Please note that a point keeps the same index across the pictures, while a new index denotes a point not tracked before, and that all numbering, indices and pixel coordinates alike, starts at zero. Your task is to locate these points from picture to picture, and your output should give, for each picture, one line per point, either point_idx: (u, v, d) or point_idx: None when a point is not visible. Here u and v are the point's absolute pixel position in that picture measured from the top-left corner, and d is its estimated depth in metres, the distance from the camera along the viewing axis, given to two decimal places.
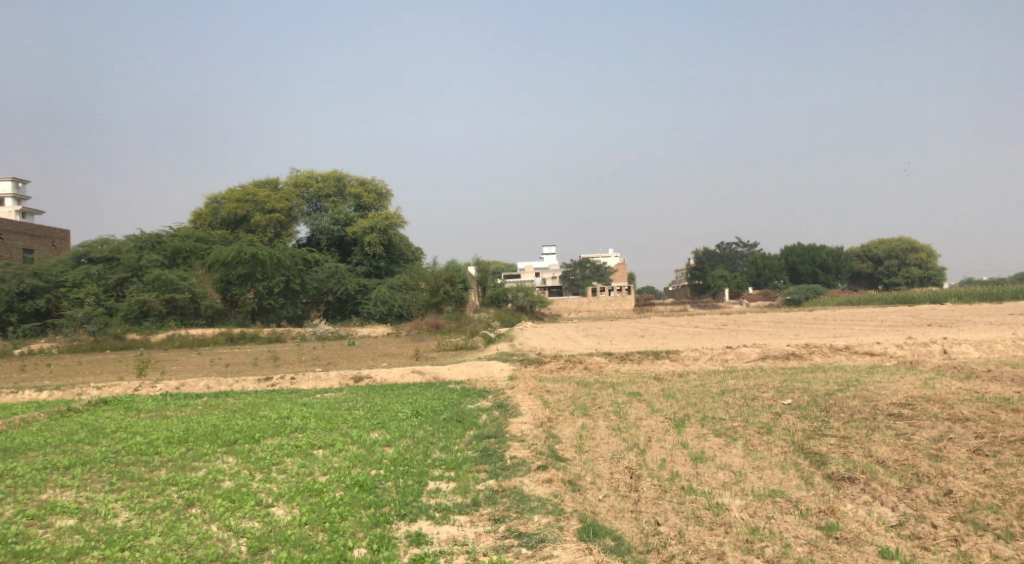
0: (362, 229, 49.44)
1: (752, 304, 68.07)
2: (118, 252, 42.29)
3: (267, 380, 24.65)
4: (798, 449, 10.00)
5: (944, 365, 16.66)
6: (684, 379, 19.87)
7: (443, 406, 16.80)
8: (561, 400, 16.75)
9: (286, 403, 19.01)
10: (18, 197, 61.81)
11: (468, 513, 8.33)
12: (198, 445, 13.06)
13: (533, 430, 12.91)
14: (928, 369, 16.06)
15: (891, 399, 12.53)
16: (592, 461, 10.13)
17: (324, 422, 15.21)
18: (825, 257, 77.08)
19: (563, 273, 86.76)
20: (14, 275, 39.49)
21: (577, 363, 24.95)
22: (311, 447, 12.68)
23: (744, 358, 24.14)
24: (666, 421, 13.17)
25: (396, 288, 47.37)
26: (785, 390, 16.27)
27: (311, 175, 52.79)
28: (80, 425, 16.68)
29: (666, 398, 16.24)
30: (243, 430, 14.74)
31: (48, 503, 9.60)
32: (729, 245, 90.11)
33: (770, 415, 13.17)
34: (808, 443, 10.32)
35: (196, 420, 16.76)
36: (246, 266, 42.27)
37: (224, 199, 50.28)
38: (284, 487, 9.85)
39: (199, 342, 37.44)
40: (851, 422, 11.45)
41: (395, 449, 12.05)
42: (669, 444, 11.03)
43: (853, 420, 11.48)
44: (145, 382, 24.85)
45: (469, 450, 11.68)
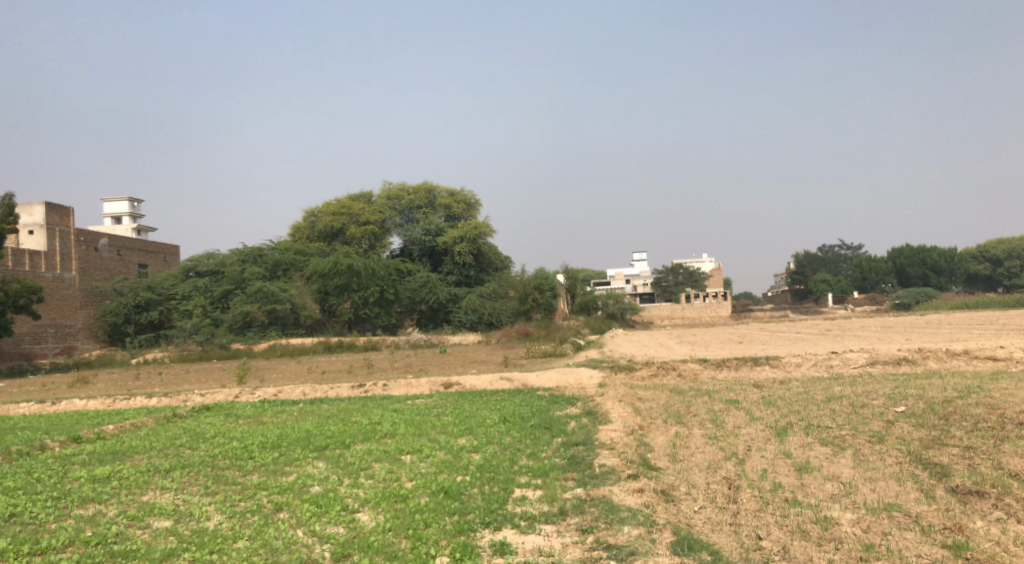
0: (452, 239, 49.91)
1: (857, 309, 64.91)
2: (223, 266, 44.24)
3: (361, 387, 25.01)
4: (917, 460, 9.20)
5: None
6: (786, 386, 18.91)
7: (531, 413, 16.52)
8: (654, 407, 16.19)
9: (377, 409, 19.15)
10: (133, 215, 65.47)
11: (555, 522, 7.97)
12: (290, 450, 13.21)
13: (624, 438, 12.44)
14: None
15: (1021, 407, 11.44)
16: (686, 471, 9.60)
17: (412, 428, 15.18)
18: (937, 259, 73.01)
19: (656, 280, 85.22)
20: (129, 288, 41.70)
21: (671, 369, 24.22)
22: (399, 452, 12.62)
23: (850, 363, 22.85)
24: (766, 429, 12.45)
25: (486, 297, 47.53)
26: (897, 397, 15.19)
27: (403, 187, 53.73)
28: (183, 430, 17.25)
29: (766, 406, 15.44)
30: (334, 435, 14.88)
31: (147, 505, 9.76)
32: (830, 248, 86.47)
33: (883, 423, 12.26)
34: (926, 453, 9.49)
35: (290, 425, 17.06)
36: (341, 277, 43.34)
37: (320, 213, 51.86)
38: (370, 492, 9.75)
39: (298, 350, 38.53)
40: (975, 431, 10.51)
41: (482, 455, 11.84)
42: (769, 453, 10.38)
43: (977, 430, 10.53)
44: (245, 389, 25.65)
45: (557, 457, 11.33)
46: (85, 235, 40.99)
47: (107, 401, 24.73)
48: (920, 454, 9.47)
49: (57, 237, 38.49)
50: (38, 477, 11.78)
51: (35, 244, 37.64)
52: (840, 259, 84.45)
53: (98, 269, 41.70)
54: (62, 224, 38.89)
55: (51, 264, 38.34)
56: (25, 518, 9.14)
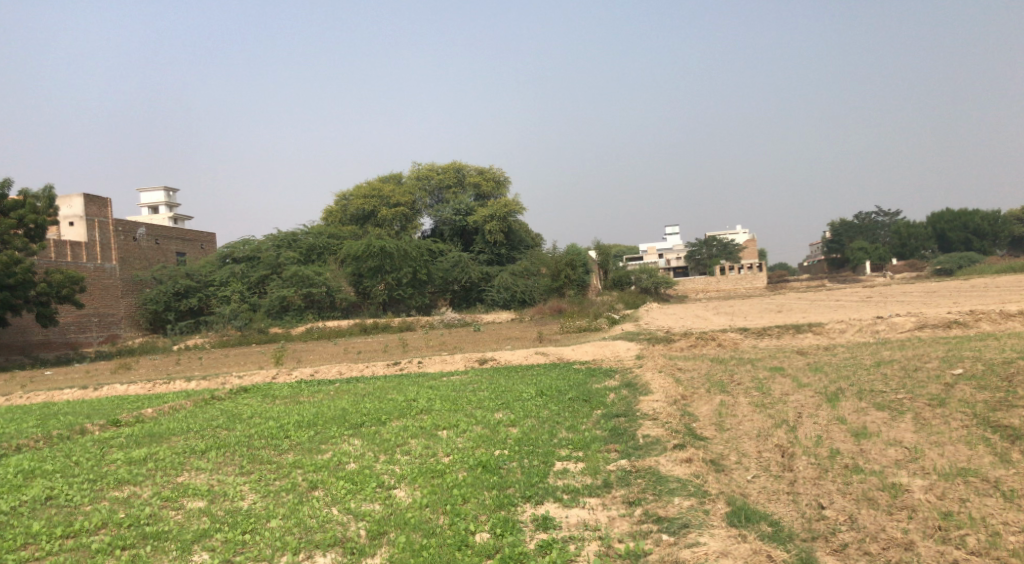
0: (482, 217, 49.52)
1: (898, 276, 63.28)
2: (258, 251, 44.45)
3: (396, 365, 24.85)
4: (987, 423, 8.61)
5: None
6: (832, 352, 18.26)
7: (569, 386, 16.11)
8: (695, 377, 15.69)
9: (413, 386, 18.93)
10: (168, 204, 66.00)
11: (600, 495, 7.59)
12: (325, 429, 12.99)
13: (666, 408, 12.00)
14: None
15: None
16: (735, 440, 9.13)
17: (448, 404, 14.89)
18: (980, 222, 70.75)
19: (689, 253, 84.05)
20: (168, 276, 42.07)
21: (710, 340, 23.62)
22: (434, 428, 12.34)
23: (898, 328, 22.08)
24: (817, 395, 11.91)
25: (518, 275, 47.29)
26: (952, 360, 14.52)
27: (432, 167, 53.45)
28: (220, 411, 17.17)
29: (814, 372, 14.87)
30: (369, 413, 14.65)
31: (181, 486, 9.57)
32: (867, 215, 84.20)
33: (941, 386, 11.64)
34: (994, 416, 8.92)
35: (326, 404, 16.91)
36: (375, 259, 43.27)
37: (351, 196, 51.86)
38: (406, 468, 9.46)
39: (335, 332, 38.59)
40: None
41: (520, 429, 11.50)
42: (823, 419, 9.86)
43: None
44: (281, 371, 25.64)
45: (597, 429, 10.94)
46: (122, 225, 41.26)
47: (146, 385, 24.88)
48: (989, 416, 8.89)
49: (97, 227, 38.81)
50: (76, 460, 11.68)
51: (76, 234, 38.05)
52: (877, 226, 82.11)
53: (137, 258, 42.00)
54: (100, 215, 39.20)
55: (92, 255, 38.53)
56: (60, 500, 8.99)
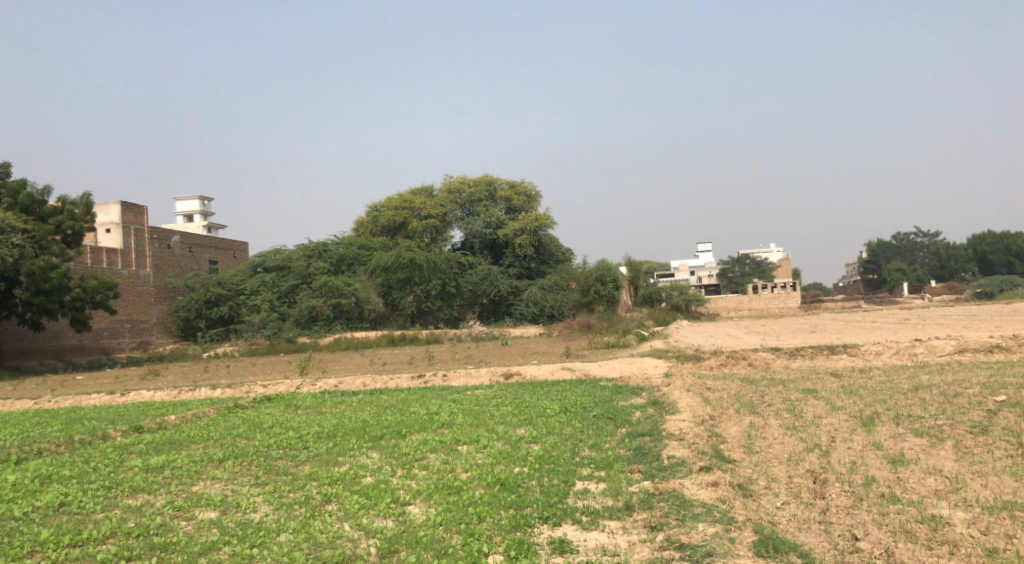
0: (513, 231, 49.37)
1: (936, 298, 61.82)
2: (289, 261, 44.75)
3: (421, 377, 24.68)
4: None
5: None
6: (867, 375, 17.71)
7: (594, 403, 15.78)
8: (724, 397, 15.27)
9: (436, 399, 18.71)
10: (204, 213, 66.89)
11: (620, 518, 7.27)
12: (345, 441, 12.81)
13: (693, 428, 11.64)
14: None
15: None
16: (764, 464, 8.76)
17: (470, 418, 14.65)
18: (1023, 245, 68.38)
19: (721, 271, 83.08)
20: (201, 284, 42.46)
21: (741, 359, 23.12)
22: (455, 442, 12.09)
23: (937, 351, 21.40)
24: (851, 419, 11.46)
25: (547, 289, 46.97)
26: (994, 386, 13.95)
27: (463, 180, 53.44)
28: (242, 420, 17.10)
29: (848, 395, 14.39)
30: (390, 426, 14.46)
31: (195, 495, 9.43)
32: (904, 235, 82.51)
33: (983, 413, 11.14)
34: None
35: (348, 415, 16.77)
36: (404, 270, 43.27)
37: (383, 208, 52.04)
38: (423, 484, 9.22)
39: (363, 343, 38.59)
40: None
41: (542, 446, 11.21)
42: (858, 445, 9.44)
43: None
44: (307, 381, 25.62)
45: (621, 448, 10.60)
46: (157, 233, 41.81)
47: (173, 392, 24.98)
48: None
49: (133, 235, 39.34)
50: (95, 466, 11.62)
51: (112, 241, 38.61)
52: (915, 247, 80.05)
53: (170, 266, 42.48)
54: (136, 223, 39.76)
55: (127, 261, 39.04)
56: (73, 507, 8.89)
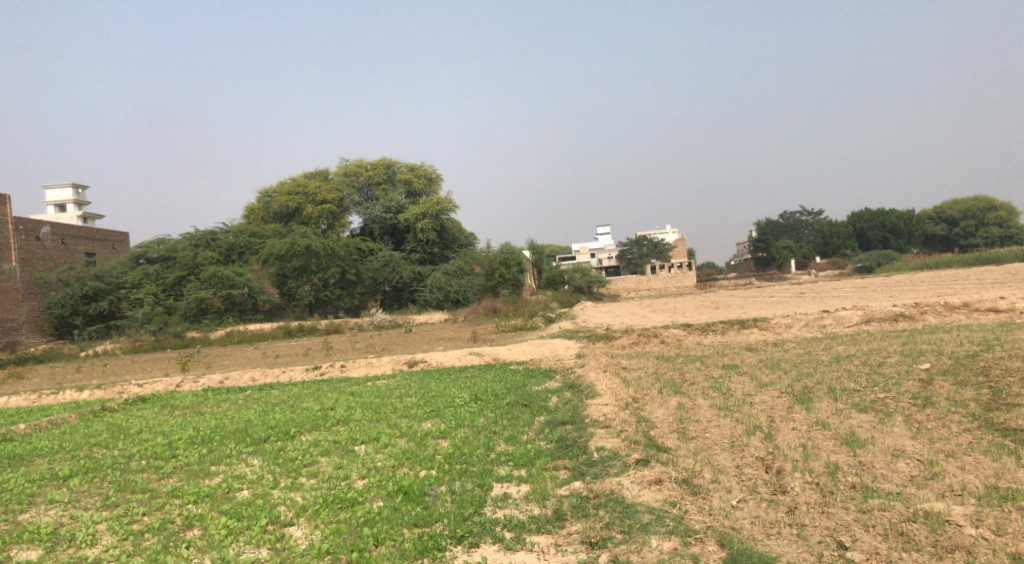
0: (414, 215, 47.51)
1: (821, 274, 63.67)
2: (175, 251, 41.36)
3: (317, 369, 22.84)
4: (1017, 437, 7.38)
5: None
6: (783, 348, 17.19)
7: (506, 389, 14.57)
8: (643, 377, 14.29)
9: (333, 393, 17.03)
10: (78, 203, 61.64)
11: (551, 532, 6.19)
12: (223, 446, 11.05)
13: (617, 413, 10.53)
14: None
15: None
16: (707, 452, 7.71)
17: (370, 413, 13.15)
18: (896, 221, 71.96)
19: (621, 252, 83.49)
20: (75, 278, 38.61)
21: (653, 337, 22.36)
22: (351, 442, 10.58)
23: (845, 322, 21.22)
24: (784, 396, 10.60)
25: (451, 274, 45.45)
26: (914, 353, 13.50)
27: (360, 163, 51.08)
28: (107, 426, 14.91)
29: (771, 370, 13.66)
30: (277, 425, 12.76)
31: (19, 527, 7.59)
32: (791, 214, 84.84)
33: (918, 383, 10.49)
34: (997, 419, 7.78)
35: (232, 415, 14.91)
36: (299, 258, 40.80)
37: (275, 193, 49.09)
38: (311, 496, 7.70)
39: (257, 336, 36.07)
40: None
41: (451, 442, 9.84)
42: (802, 424, 8.53)
43: None
44: (188, 378, 23.22)
45: (541, 441, 9.33)
46: (23, 223, 37.80)
47: (32, 397, 22.16)
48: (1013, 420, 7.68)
49: None
50: None
51: None
52: (801, 226, 82.89)
53: (40, 259, 38.51)
54: None
55: None
56: None
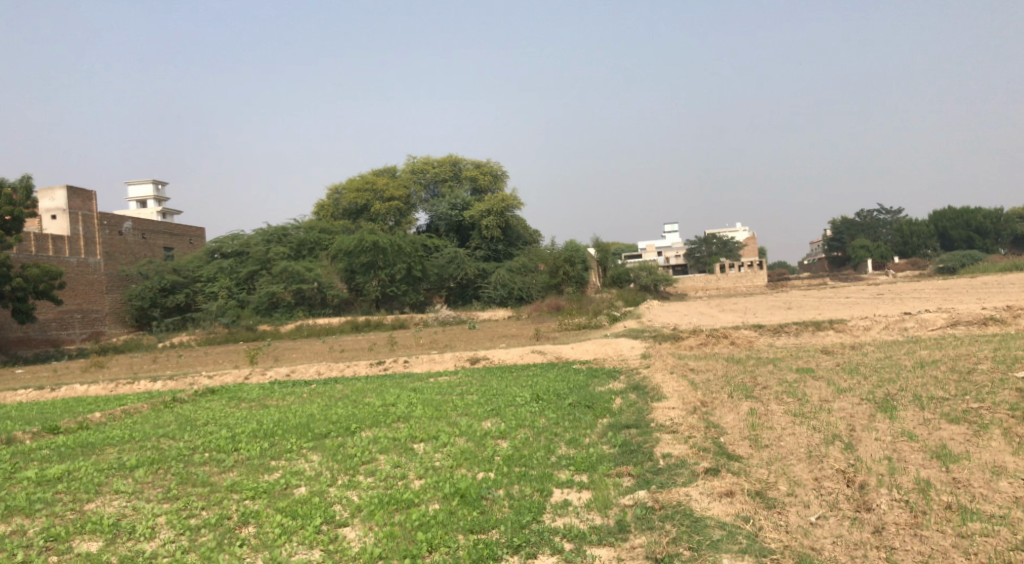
0: (479, 212, 47.55)
1: (900, 274, 61.20)
2: (247, 246, 42.48)
3: (380, 364, 22.92)
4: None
5: None
6: (861, 351, 16.37)
7: (569, 389, 14.24)
8: (711, 379, 13.74)
9: (395, 389, 17.00)
10: (158, 199, 63.84)
11: (613, 545, 5.88)
12: (284, 440, 11.04)
13: (685, 417, 10.08)
14: None
15: None
16: (781, 463, 7.23)
17: (431, 410, 13.01)
18: (982, 220, 68.65)
19: (688, 251, 81.97)
20: (155, 272, 39.90)
21: (722, 338, 21.67)
22: (410, 440, 10.43)
23: (928, 325, 20.14)
24: (865, 403, 9.97)
25: (515, 271, 45.29)
26: (1007, 360, 12.59)
27: (427, 161, 51.41)
28: (176, 416, 15.18)
29: (849, 374, 12.95)
30: (339, 421, 12.73)
31: (82, 517, 7.64)
32: (867, 213, 81.84)
33: (1015, 393, 9.72)
34: None
35: (295, 409, 14.99)
36: (367, 254, 41.26)
37: (345, 190, 49.83)
38: (367, 496, 7.54)
39: (325, 330, 36.57)
40: None
41: (511, 443, 9.57)
42: (885, 435, 7.95)
43: None
44: (256, 371, 23.62)
45: (604, 445, 8.96)
46: (108, 219, 39.21)
47: (109, 386, 22.86)
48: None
49: (81, 221, 36.82)
50: None
51: (58, 228, 36.06)
52: (878, 225, 79.74)
53: (122, 253, 39.91)
54: (84, 208, 37.21)
55: (75, 249, 36.53)
56: None
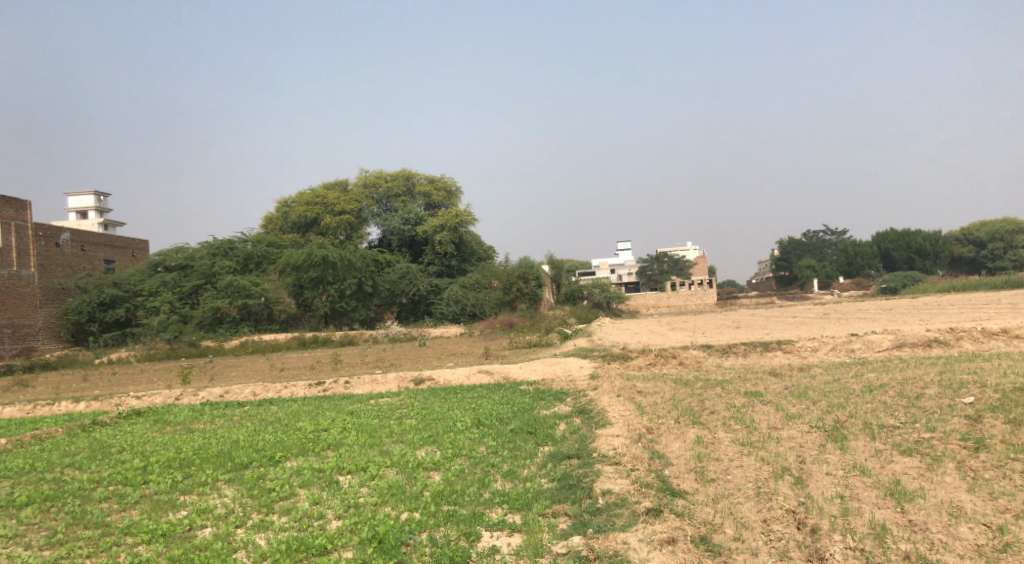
0: (432, 228, 46.79)
1: (844, 294, 62.12)
2: (192, 260, 40.54)
3: (320, 385, 21.98)
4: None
5: None
6: (810, 374, 16.13)
7: (512, 413, 13.64)
8: (659, 403, 13.24)
9: (332, 412, 16.19)
10: (98, 210, 61.48)
11: None
12: (202, 471, 10.17)
13: (628, 447, 9.53)
14: None
15: None
16: (728, 501, 6.75)
17: (365, 437, 12.26)
18: (922, 242, 70.23)
19: (640, 269, 82.24)
20: (93, 285, 38.15)
21: (671, 358, 21.33)
22: (336, 472, 9.68)
23: (875, 347, 20.09)
24: (814, 432, 9.55)
25: (469, 287, 44.58)
26: (955, 383, 12.37)
27: (380, 175, 50.49)
28: (91, 442, 14.10)
29: (798, 399, 12.58)
30: (264, 448, 11.89)
31: None
32: (814, 233, 83.11)
33: (964, 420, 9.40)
34: None
35: (221, 434, 14.06)
36: (316, 269, 40.14)
37: (294, 203, 48.58)
38: (278, 539, 6.86)
39: (271, 346, 35.39)
40: None
41: (443, 476, 8.90)
42: (837, 469, 7.50)
43: None
44: (187, 391, 22.42)
45: (543, 478, 8.35)
46: (43, 229, 37.41)
47: (28, 408, 21.42)
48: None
49: (14, 233, 34.96)
50: None
51: None
52: (824, 245, 81.05)
53: (58, 265, 38.09)
54: (18, 218, 35.31)
55: (7, 261, 34.60)
56: None
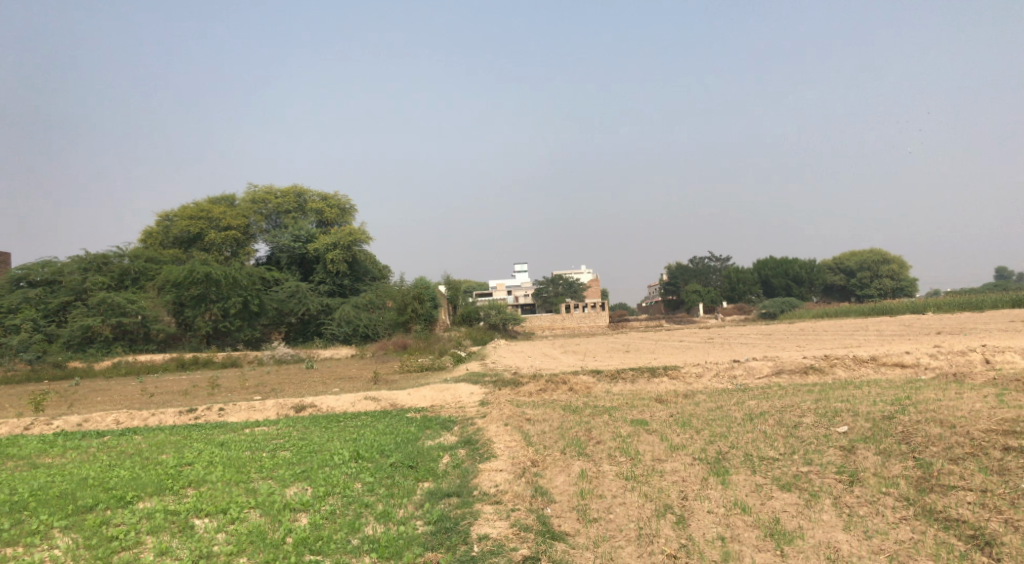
0: (323, 245, 45.37)
1: (728, 318, 64.46)
2: (60, 274, 37.04)
3: (192, 412, 20.54)
4: (978, 547, 6.53)
5: (1006, 381, 13.43)
6: (694, 401, 16.28)
7: (394, 444, 13.00)
8: (546, 432, 12.93)
9: (200, 443, 15.05)
10: None
11: None
12: (35, 517, 9.07)
13: (511, 484, 9.12)
14: (998, 386, 12.72)
15: (990, 431, 9.12)
16: None
17: (232, 473, 11.35)
18: (799, 270, 74.35)
19: (535, 291, 82.76)
20: None
21: (560, 384, 21.17)
22: (191, 515, 8.82)
23: (755, 373, 20.63)
24: (697, 464, 9.45)
25: (361, 307, 43.31)
26: (829, 412, 12.66)
27: (269, 190, 48.93)
28: None
29: (682, 428, 12.55)
30: (115, 487, 10.81)
31: None
32: (700, 259, 85.83)
33: (839, 451, 9.52)
34: (931, 525, 6.82)
35: (71, 470, 12.76)
36: (198, 286, 37.84)
37: (176, 217, 46.00)
38: None
39: (147, 368, 33.18)
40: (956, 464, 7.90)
41: (310, 519, 8.26)
42: (719, 506, 7.37)
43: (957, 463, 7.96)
44: (40, 419, 20.47)
45: (418, 520, 7.85)
46: None
47: None
48: (973, 520, 6.80)
49: None
50: None
51: None
52: (709, 271, 83.99)
53: None
54: None
55: None
56: None
